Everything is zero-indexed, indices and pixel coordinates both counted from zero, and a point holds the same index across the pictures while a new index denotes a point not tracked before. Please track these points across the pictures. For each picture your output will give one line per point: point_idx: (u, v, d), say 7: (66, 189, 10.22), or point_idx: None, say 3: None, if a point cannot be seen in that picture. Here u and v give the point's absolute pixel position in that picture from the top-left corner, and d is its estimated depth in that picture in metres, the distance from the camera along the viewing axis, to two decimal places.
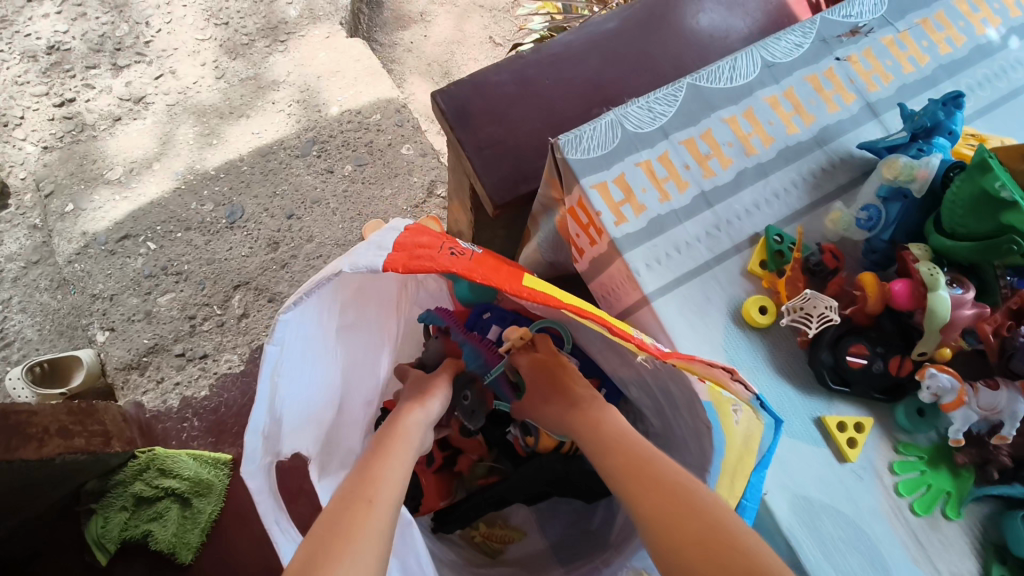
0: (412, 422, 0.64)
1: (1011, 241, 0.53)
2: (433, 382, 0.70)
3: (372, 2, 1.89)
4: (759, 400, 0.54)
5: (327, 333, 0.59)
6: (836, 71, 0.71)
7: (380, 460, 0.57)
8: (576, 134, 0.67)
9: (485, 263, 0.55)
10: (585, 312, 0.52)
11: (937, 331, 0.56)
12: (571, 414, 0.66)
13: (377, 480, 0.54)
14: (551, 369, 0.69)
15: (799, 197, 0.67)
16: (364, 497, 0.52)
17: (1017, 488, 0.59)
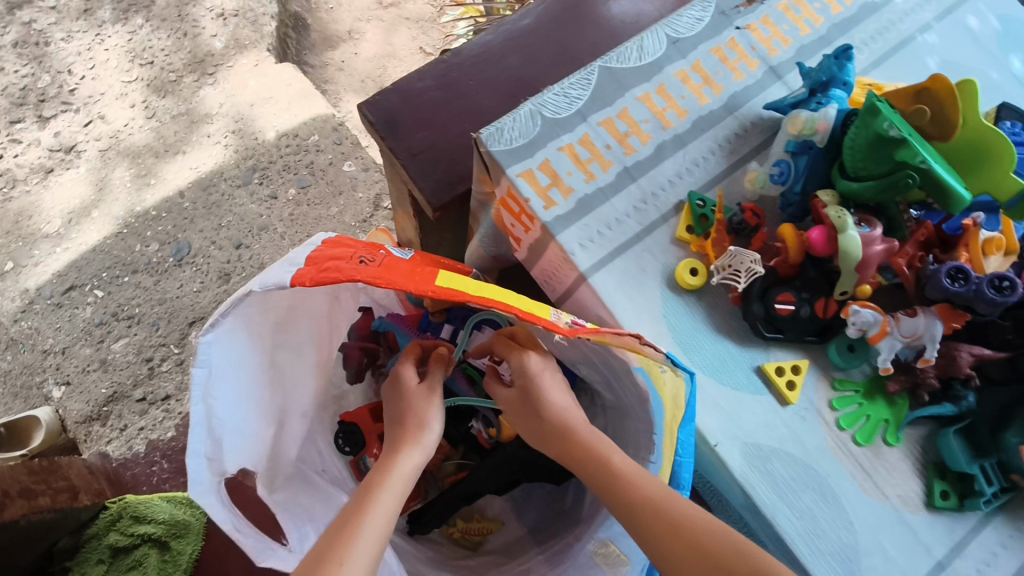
0: (404, 467, 0.61)
1: (907, 176, 0.56)
2: (427, 399, 0.69)
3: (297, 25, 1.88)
4: (671, 359, 0.56)
5: (260, 353, 0.61)
6: (737, 41, 0.75)
7: (360, 512, 0.55)
8: (497, 127, 0.69)
9: (395, 266, 0.57)
10: (489, 297, 0.54)
11: (852, 271, 0.60)
12: (555, 431, 0.63)
13: (355, 537, 0.53)
14: (534, 382, 0.65)
15: (717, 162, 0.70)
16: (335, 558, 0.51)
17: (947, 407, 0.63)
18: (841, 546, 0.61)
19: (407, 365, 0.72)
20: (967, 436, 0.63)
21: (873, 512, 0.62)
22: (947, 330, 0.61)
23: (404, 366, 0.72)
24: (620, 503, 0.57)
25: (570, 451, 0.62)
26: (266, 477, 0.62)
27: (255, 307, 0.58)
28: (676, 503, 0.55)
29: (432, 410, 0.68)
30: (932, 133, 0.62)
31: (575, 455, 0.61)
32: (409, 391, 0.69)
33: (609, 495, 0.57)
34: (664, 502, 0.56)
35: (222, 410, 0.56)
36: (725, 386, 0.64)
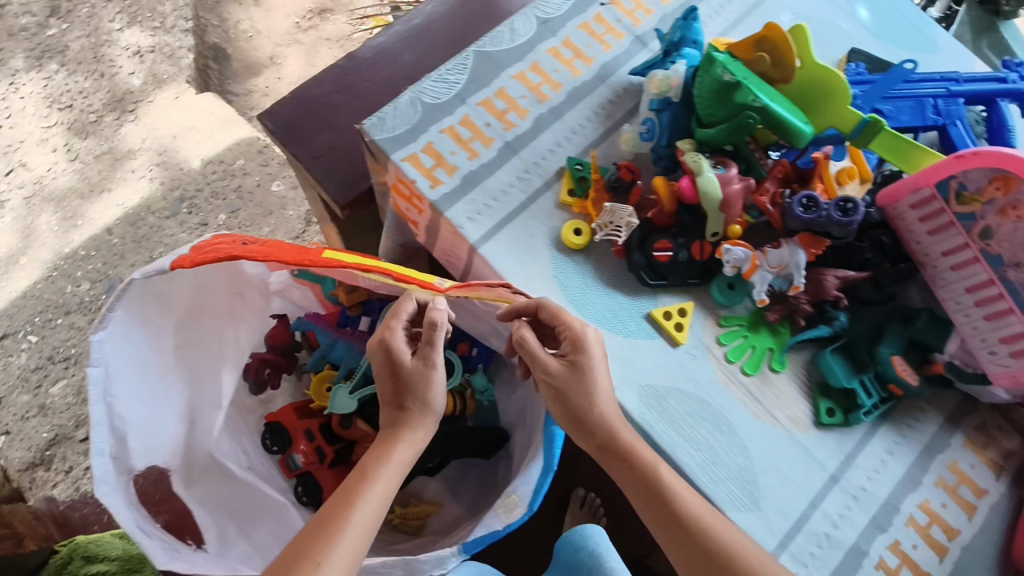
0: (404, 454, 0.58)
1: (747, 117, 0.61)
2: (427, 377, 0.60)
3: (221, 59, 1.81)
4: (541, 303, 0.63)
5: (160, 350, 0.63)
6: (603, 15, 0.79)
7: (348, 504, 0.53)
8: (379, 116, 0.72)
9: (278, 244, 0.60)
10: (367, 264, 0.59)
11: (717, 211, 0.64)
12: (601, 423, 0.59)
13: (338, 535, 0.51)
14: (586, 367, 0.59)
15: (594, 128, 0.74)
16: (314, 558, 0.49)
17: (823, 329, 0.68)
18: (739, 470, 0.65)
19: (398, 323, 0.60)
20: (848, 354, 0.68)
21: (765, 436, 0.67)
22: (809, 256, 0.65)
23: (394, 328, 0.60)
24: (662, 516, 0.55)
25: (617, 451, 0.58)
26: (179, 472, 0.64)
27: (143, 301, 0.60)
28: (715, 525, 0.54)
29: (430, 385, 0.60)
30: (776, 77, 0.66)
31: (621, 455, 0.58)
32: (407, 363, 0.60)
33: (650, 503, 0.56)
34: (705, 525, 0.54)
35: (121, 408, 0.57)
36: (618, 335, 0.68)
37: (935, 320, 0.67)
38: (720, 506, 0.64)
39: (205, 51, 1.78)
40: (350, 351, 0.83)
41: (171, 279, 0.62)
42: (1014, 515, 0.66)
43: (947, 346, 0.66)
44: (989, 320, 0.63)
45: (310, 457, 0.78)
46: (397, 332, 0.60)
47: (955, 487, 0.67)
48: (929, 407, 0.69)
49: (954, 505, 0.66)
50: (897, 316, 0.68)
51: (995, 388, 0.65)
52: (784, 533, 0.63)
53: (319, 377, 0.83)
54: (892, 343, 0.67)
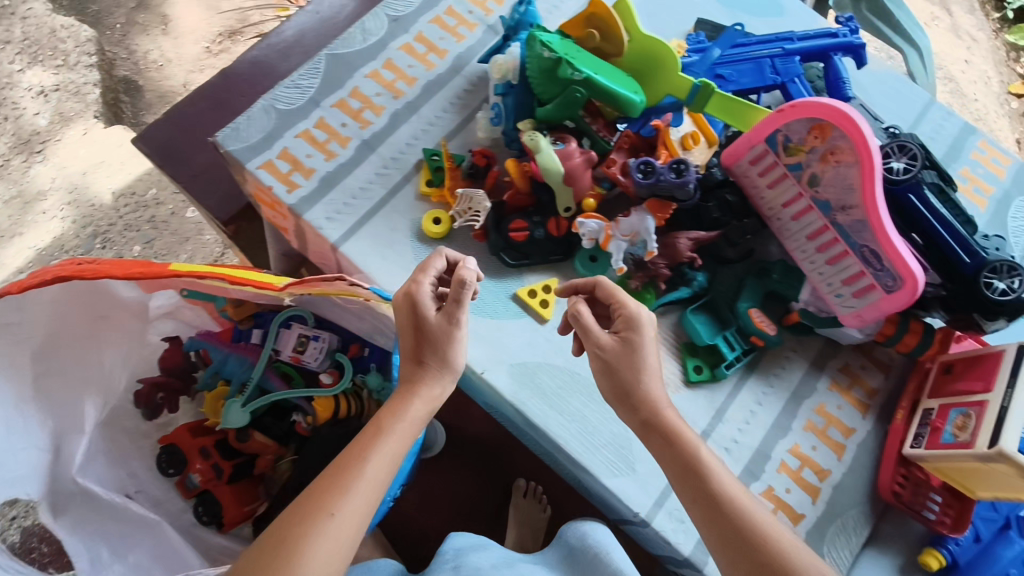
0: (419, 412, 0.54)
1: (574, 91, 0.62)
2: (449, 336, 0.56)
3: (131, 86, 1.60)
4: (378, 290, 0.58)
5: (12, 384, 0.67)
6: (455, 8, 0.81)
7: (360, 456, 0.50)
8: (233, 127, 0.72)
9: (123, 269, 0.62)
10: (202, 272, 0.58)
11: (563, 185, 0.66)
12: (643, 400, 0.54)
13: (352, 487, 0.48)
14: (637, 345, 0.55)
15: (450, 118, 0.75)
16: (328, 507, 0.47)
17: (683, 290, 0.70)
18: (613, 437, 0.67)
19: (423, 281, 0.57)
20: (710, 312, 0.70)
21: None
22: (658, 221, 0.67)
23: (420, 286, 0.57)
24: (692, 492, 0.51)
25: (656, 428, 0.53)
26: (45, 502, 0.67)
27: None
28: (749, 509, 0.49)
29: (449, 348, 0.56)
30: (610, 52, 0.68)
31: (657, 433, 0.53)
32: (429, 322, 0.56)
33: (682, 482, 0.51)
34: (739, 504, 0.50)
35: None
36: (485, 318, 0.69)
37: (788, 270, 0.70)
38: (594, 473, 0.65)
39: (115, 85, 1.59)
40: (242, 364, 0.83)
41: (21, 308, 0.65)
42: (882, 448, 0.69)
43: (800, 293, 0.69)
44: (831, 264, 0.66)
45: (207, 474, 0.77)
46: (422, 286, 0.57)
47: (824, 429, 0.69)
48: (794, 355, 0.72)
49: (824, 447, 0.69)
50: (754, 270, 0.71)
51: (848, 328, 0.68)
52: (660, 492, 0.65)
53: (212, 395, 0.82)
54: (749, 297, 0.69)
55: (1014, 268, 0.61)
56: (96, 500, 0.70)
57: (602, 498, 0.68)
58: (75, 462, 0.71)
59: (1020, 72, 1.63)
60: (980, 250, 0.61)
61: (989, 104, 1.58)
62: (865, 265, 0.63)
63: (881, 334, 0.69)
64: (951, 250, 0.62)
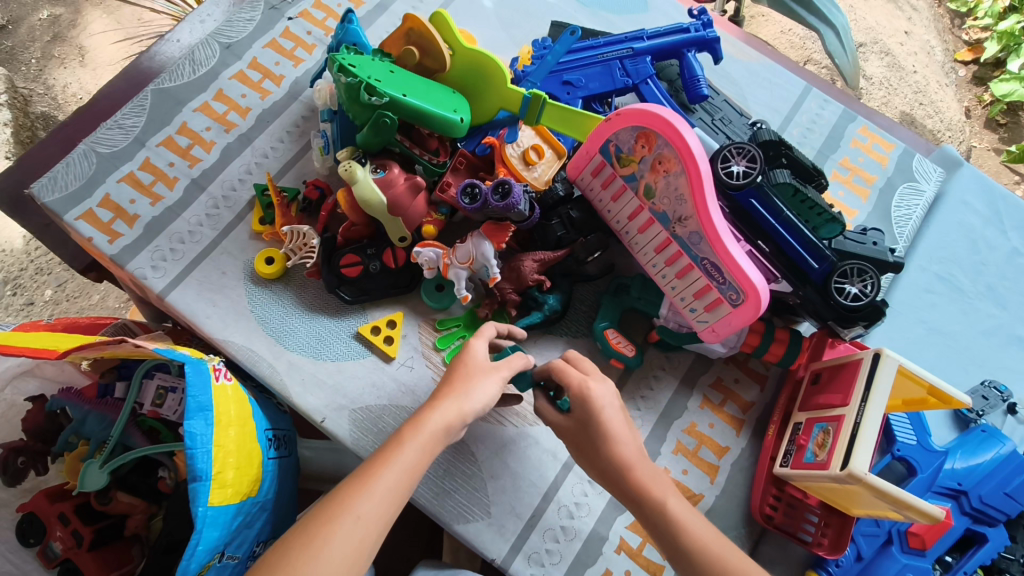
0: (440, 422, 0.48)
1: (381, 116, 0.58)
2: (492, 374, 0.52)
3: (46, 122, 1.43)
4: (159, 350, 0.53)
5: None
6: (292, 30, 0.77)
7: (381, 462, 0.45)
8: (50, 176, 0.68)
9: None
10: None
11: (389, 215, 0.61)
12: (610, 468, 0.50)
13: (374, 490, 0.43)
14: (596, 417, 0.50)
15: (285, 148, 0.72)
16: (350, 508, 0.42)
17: (536, 316, 0.64)
18: (466, 479, 0.61)
19: (480, 337, 0.55)
20: (563, 335, 0.67)
21: (493, 437, 0.63)
22: (497, 246, 0.62)
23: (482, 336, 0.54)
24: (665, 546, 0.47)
25: (624, 490, 0.49)
26: None
27: None
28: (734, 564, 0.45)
29: (486, 383, 0.51)
30: (433, 66, 0.64)
31: (628, 496, 0.49)
32: (477, 363, 0.52)
33: (659, 540, 0.48)
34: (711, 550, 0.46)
35: None
36: (323, 360, 0.64)
37: (645, 285, 0.65)
38: (446, 521, 0.60)
39: (30, 122, 1.40)
40: (103, 422, 0.78)
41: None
42: (756, 468, 0.64)
43: (660, 309, 0.65)
44: (680, 277, 0.60)
45: (65, 541, 0.72)
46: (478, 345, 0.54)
47: (695, 451, 0.64)
48: (662, 373, 0.66)
49: (694, 470, 0.63)
50: (612, 289, 0.67)
51: (709, 344, 0.62)
52: (517, 536, 0.60)
53: (71, 459, 0.77)
54: (606, 316, 0.65)
55: (865, 271, 0.56)
56: None
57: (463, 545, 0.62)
58: None
59: (965, 39, 1.49)
60: (827, 254, 0.57)
61: (932, 73, 1.42)
62: (709, 278, 0.58)
63: (747, 345, 0.64)
64: (798, 256, 0.58)
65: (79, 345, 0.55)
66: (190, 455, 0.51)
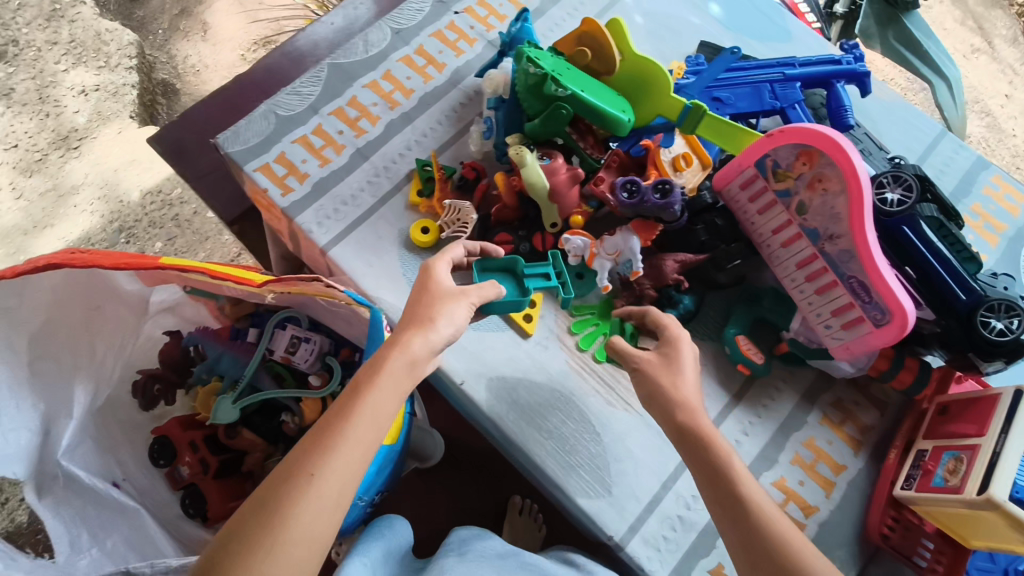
0: (401, 360, 0.46)
1: (558, 106, 0.62)
2: (458, 300, 0.52)
3: (168, 90, 1.54)
4: (353, 295, 0.60)
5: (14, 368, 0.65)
6: (456, 23, 0.82)
7: (341, 413, 0.43)
8: (233, 130, 0.74)
9: (112, 253, 0.64)
10: (182, 264, 0.62)
11: (548, 201, 0.66)
12: (680, 406, 0.50)
13: (332, 446, 0.41)
14: (677, 352, 0.53)
15: (444, 130, 0.76)
16: (306, 467, 0.40)
17: (669, 313, 0.68)
18: (590, 458, 0.65)
19: (437, 261, 0.54)
20: (693, 335, 0.69)
21: (618, 422, 0.67)
22: (645, 242, 0.66)
23: (442, 262, 0.54)
24: (721, 494, 0.45)
25: (688, 433, 0.48)
26: (34, 485, 0.64)
27: None
28: (809, 568, 0.41)
29: (451, 309, 0.51)
30: (600, 69, 0.68)
31: (688, 439, 0.48)
32: (444, 290, 0.51)
33: (715, 491, 0.46)
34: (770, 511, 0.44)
35: None
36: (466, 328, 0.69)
37: (778, 298, 0.68)
38: (569, 493, 0.63)
39: (152, 87, 1.53)
40: (235, 363, 0.84)
41: (20, 293, 0.64)
42: (873, 489, 0.65)
43: (791, 322, 0.67)
44: (820, 293, 0.63)
45: (195, 466, 0.78)
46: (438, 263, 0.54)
47: (812, 465, 0.66)
48: (784, 386, 0.68)
49: (811, 483, 0.65)
50: (744, 297, 0.69)
51: (839, 362, 0.64)
52: (636, 518, 0.63)
53: (205, 390, 0.84)
54: (737, 323, 0.68)
55: (1014, 308, 0.58)
56: (82, 487, 0.66)
57: (578, 521, 0.65)
58: (62, 446, 0.68)
59: None
60: (976, 288, 0.59)
61: None
62: (853, 296, 0.60)
63: (874, 369, 0.65)
64: (946, 286, 0.60)
65: (275, 279, 0.62)
66: None
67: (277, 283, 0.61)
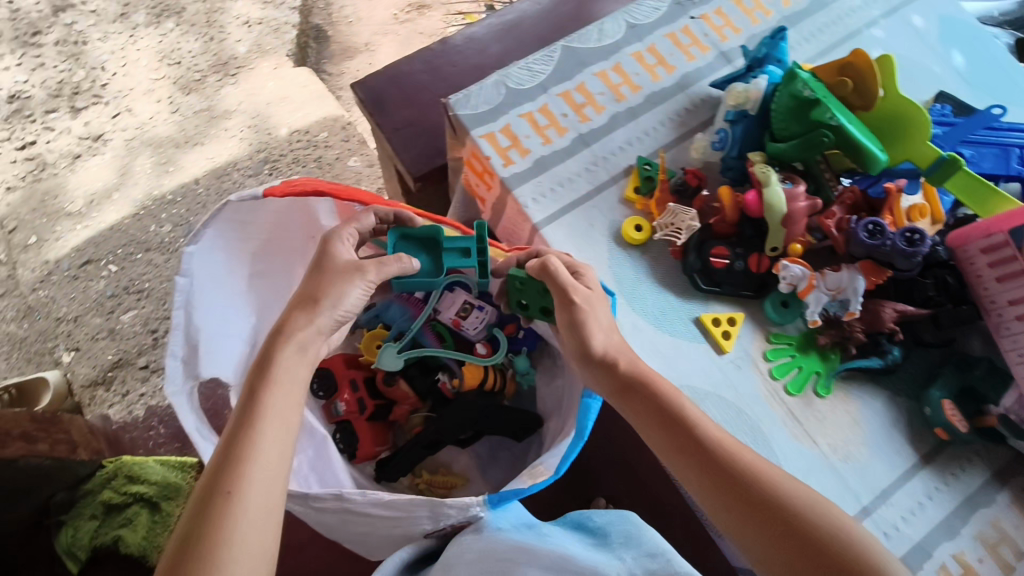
0: (286, 365, 0.55)
1: (821, 134, 0.61)
2: (347, 276, 0.60)
3: (318, 33, 1.79)
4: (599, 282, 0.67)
5: (238, 277, 0.69)
6: (691, 28, 0.81)
7: (249, 426, 0.50)
8: (465, 94, 0.76)
9: (364, 192, 0.63)
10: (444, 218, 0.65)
11: (779, 225, 0.65)
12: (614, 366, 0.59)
13: (246, 461, 0.48)
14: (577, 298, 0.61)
15: (666, 132, 0.76)
16: (225, 487, 0.47)
17: (874, 360, 0.67)
18: None
19: (340, 240, 0.61)
20: (887, 389, 0.69)
21: (802, 457, 0.66)
22: (869, 284, 0.66)
23: (342, 238, 0.62)
24: (679, 441, 0.54)
25: (630, 386, 0.58)
26: None
27: (229, 226, 0.64)
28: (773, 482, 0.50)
29: (343, 287, 0.59)
30: (856, 103, 0.67)
31: (627, 392, 0.58)
32: (339, 266, 0.60)
33: (672, 437, 0.55)
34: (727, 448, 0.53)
35: (197, 319, 0.62)
36: (663, 333, 0.69)
37: (993, 370, 0.66)
38: None
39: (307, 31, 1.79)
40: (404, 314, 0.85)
41: (254, 210, 0.66)
42: None
43: (1002, 398, 0.64)
44: None
45: (353, 405, 0.83)
46: (342, 237, 0.62)
47: (995, 545, 0.64)
48: (976, 459, 0.67)
49: (992, 563, 0.63)
50: (954, 361, 0.68)
51: None
52: None
53: (372, 335, 0.86)
54: (942, 386, 0.67)
55: None
56: None
57: None
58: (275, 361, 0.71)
59: None
60: None
61: None
62: None
63: None
64: None
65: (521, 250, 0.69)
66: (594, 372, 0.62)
67: (524, 253, 0.68)
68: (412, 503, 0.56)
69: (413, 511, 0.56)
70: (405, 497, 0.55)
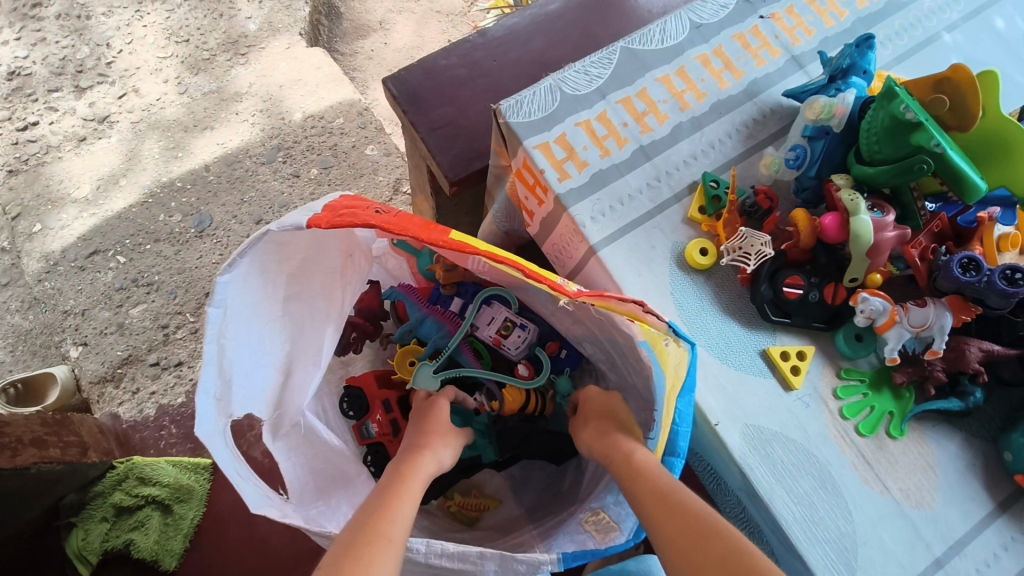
0: (427, 464, 0.60)
1: (922, 160, 0.57)
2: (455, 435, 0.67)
3: (331, 13, 1.77)
4: (674, 327, 0.57)
5: (273, 302, 0.63)
6: (761, 29, 0.75)
7: (398, 494, 0.54)
8: (517, 99, 0.70)
9: (412, 216, 0.57)
10: (500, 253, 0.56)
11: (863, 256, 0.61)
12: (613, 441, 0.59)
13: (395, 517, 0.51)
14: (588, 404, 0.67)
15: (734, 146, 0.70)
16: (384, 532, 0.49)
17: (954, 402, 0.63)
18: (838, 535, 0.59)
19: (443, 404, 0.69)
20: (965, 431, 0.65)
21: (872, 504, 0.61)
22: (956, 322, 0.60)
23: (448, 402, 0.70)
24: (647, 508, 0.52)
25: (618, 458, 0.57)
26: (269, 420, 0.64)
27: (267, 250, 0.59)
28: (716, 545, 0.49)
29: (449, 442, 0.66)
30: (951, 123, 0.61)
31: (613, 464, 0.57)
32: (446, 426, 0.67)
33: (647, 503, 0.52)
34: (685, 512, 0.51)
35: (229, 352, 0.57)
36: (728, 367, 0.64)
37: None
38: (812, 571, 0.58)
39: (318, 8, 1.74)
40: (439, 331, 0.79)
41: (293, 233, 0.60)
42: None
43: None
44: None
45: None
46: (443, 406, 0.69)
47: None
48: None
49: None
50: None
51: None
52: None
53: (404, 351, 0.81)
54: None
55: None
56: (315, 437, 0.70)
57: None
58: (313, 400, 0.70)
59: None
60: None
61: None
62: None
63: None
64: None
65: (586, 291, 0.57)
66: (675, 432, 0.57)
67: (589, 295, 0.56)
68: (481, 556, 0.52)
69: (482, 565, 0.52)
70: (474, 549, 0.52)
